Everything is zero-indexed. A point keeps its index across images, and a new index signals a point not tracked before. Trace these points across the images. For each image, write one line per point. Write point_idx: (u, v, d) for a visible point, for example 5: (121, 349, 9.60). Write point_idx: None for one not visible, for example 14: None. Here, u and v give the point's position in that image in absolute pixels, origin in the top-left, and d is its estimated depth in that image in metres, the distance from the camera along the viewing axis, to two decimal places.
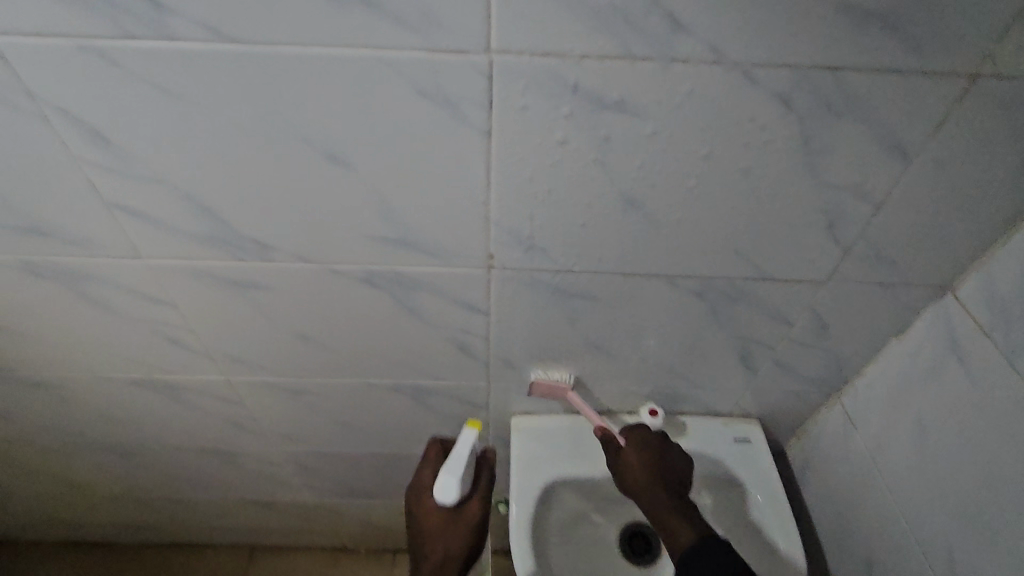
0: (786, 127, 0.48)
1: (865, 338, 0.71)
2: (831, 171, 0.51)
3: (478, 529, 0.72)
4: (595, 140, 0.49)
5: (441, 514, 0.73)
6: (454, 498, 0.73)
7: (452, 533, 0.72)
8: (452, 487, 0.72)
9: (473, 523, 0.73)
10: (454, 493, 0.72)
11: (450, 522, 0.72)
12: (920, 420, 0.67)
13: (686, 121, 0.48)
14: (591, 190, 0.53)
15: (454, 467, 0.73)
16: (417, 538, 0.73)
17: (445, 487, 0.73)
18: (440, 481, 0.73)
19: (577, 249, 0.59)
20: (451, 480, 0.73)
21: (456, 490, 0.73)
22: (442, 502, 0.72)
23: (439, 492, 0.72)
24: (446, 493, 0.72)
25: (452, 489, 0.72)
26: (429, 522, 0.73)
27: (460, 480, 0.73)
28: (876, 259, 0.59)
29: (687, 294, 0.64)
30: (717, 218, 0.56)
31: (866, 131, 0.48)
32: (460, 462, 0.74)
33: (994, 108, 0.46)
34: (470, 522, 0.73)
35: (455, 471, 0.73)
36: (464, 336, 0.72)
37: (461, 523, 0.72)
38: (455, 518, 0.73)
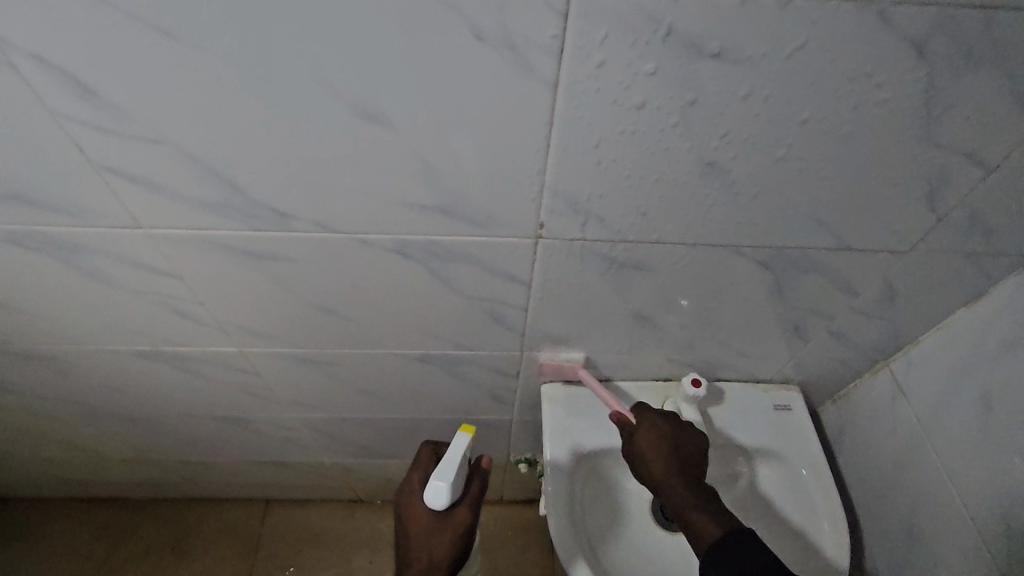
0: (908, 80, 0.41)
1: (932, 308, 0.66)
2: (948, 131, 0.44)
3: (462, 536, 0.70)
4: (682, 94, 0.42)
5: (427, 519, 0.70)
6: (446, 502, 0.69)
7: (437, 540, 0.69)
8: (443, 491, 0.69)
9: (459, 530, 0.70)
10: (444, 497, 0.69)
11: (436, 528, 0.70)
12: (987, 395, 0.64)
13: (792, 73, 0.40)
14: (667, 153, 0.46)
15: (445, 471, 0.70)
16: (402, 543, 0.71)
17: (437, 490, 0.69)
18: (432, 484, 0.69)
19: (640, 217, 0.52)
20: (442, 483, 0.69)
21: (449, 494, 0.69)
22: (433, 506, 0.69)
23: (429, 495, 0.69)
24: (436, 497, 0.69)
25: (443, 492, 0.69)
26: (414, 527, 0.71)
27: (452, 484, 0.70)
28: (968, 227, 0.53)
29: (752, 263, 0.59)
30: (803, 184, 0.49)
31: (1002, 85, 0.41)
32: (452, 467, 0.70)
33: None
34: (455, 528, 0.70)
35: (446, 476, 0.70)
36: (501, 307, 0.66)
37: (447, 529, 0.70)
38: (440, 524, 0.70)
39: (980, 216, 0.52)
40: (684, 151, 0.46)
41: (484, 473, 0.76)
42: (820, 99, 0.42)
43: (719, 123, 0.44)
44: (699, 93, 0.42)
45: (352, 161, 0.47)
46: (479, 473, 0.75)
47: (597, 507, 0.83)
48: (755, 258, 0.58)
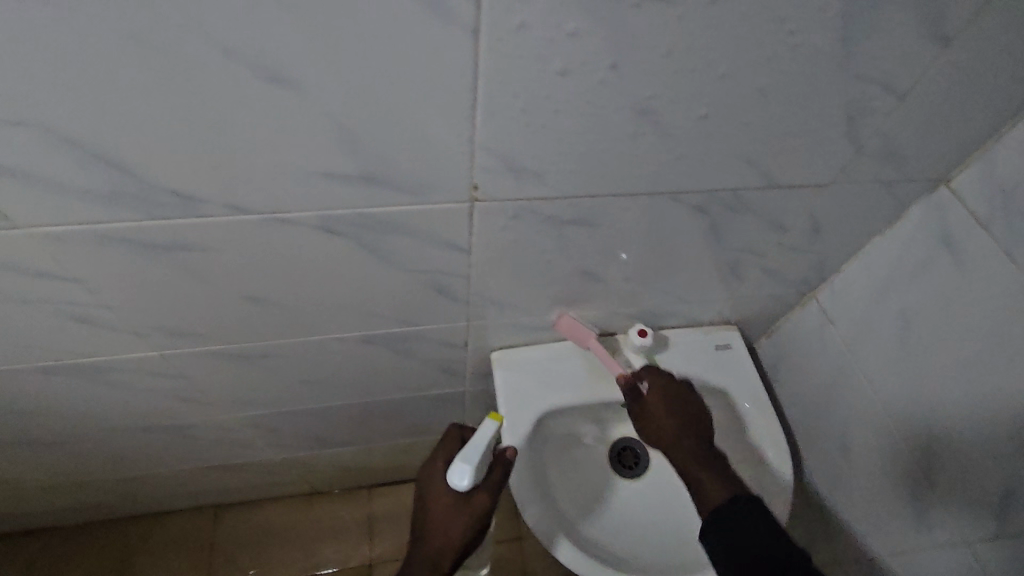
0: (827, 16, 0.40)
1: (853, 236, 0.69)
2: (866, 62, 0.45)
3: (479, 517, 0.69)
4: (607, 40, 0.39)
5: (449, 502, 0.69)
6: (468, 485, 0.67)
7: (453, 523, 0.68)
8: (465, 475, 0.67)
9: (479, 513, 0.69)
10: (467, 480, 0.67)
11: (453, 511, 0.69)
12: (904, 315, 0.68)
13: (717, 19, 0.39)
14: (596, 104, 0.44)
15: (469, 456, 0.68)
16: (422, 515, 0.71)
17: (461, 472, 0.67)
18: (456, 468, 0.68)
19: (574, 171, 0.51)
20: (464, 469, 0.67)
21: (472, 477, 0.68)
22: (455, 487, 0.67)
23: (451, 479, 0.67)
24: (459, 479, 0.67)
25: (466, 475, 0.67)
26: (433, 508, 0.70)
27: (476, 468, 0.68)
28: (881, 157, 0.56)
29: (687, 208, 0.59)
30: (732, 125, 0.49)
31: (913, 15, 0.42)
32: (477, 451, 0.68)
33: None
34: (473, 511, 0.69)
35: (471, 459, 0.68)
36: (443, 278, 0.63)
37: (465, 510, 0.69)
38: (456, 508, 0.69)
39: (895, 142, 0.54)
40: (614, 100, 0.44)
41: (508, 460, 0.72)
42: (745, 41, 0.41)
43: (648, 72, 0.42)
44: (626, 41, 0.40)
45: (260, 130, 0.42)
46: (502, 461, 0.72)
47: (555, 466, 0.84)
48: (690, 204, 0.58)
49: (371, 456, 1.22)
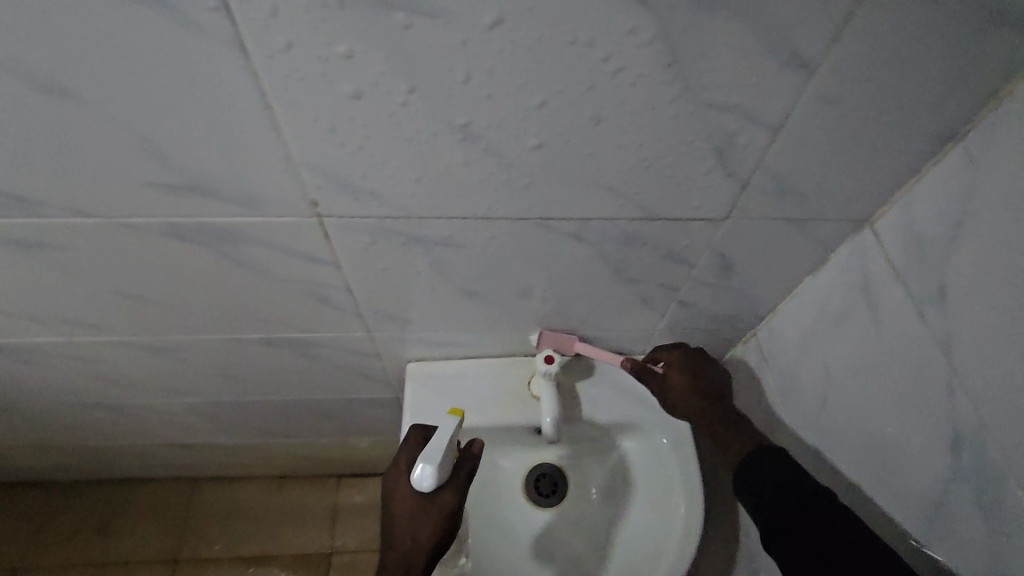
0: (643, 39, 0.36)
1: (778, 275, 0.62)
2: (713, 90, 0.39)
3: (445, 517, 0.61)
4: (393, 57, 0.36)
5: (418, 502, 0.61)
6: (432, 484, 0.59)
7: (420, 523, 0.60)
8: (428, 473, 0.59)
9: (447, 513, 0.61)
10: (430, 479, 0.58)
11: (419, 512, 0.61)
12: (827, 368, 0.61)
13: (511, 42, 0.36)
14: (410, 124, 0.41)
15: (432, 453, 0.60)
16: (388, 515, 0.63)
17: (424, 471, 0.59)
18: (417, 467, 0.59)
19: (416, 192, 0.48)
20: (427, 466, 0.59)
21: (437, 475, 0.59)
22: (418, 486, 0.59)
23: (414, 477, 0.58)
24: (422, 479, 0.58)
25: (431, 473, 0.59)
26: (399, 511, 0.62)
27: (440, 465, 0.59)
28: (777, 193, 0.49)
29: (565, 235, 0.55)
30: (578, 152, 0.44)
31: (753, 39, 0.36)
32: (438, 446, 0.60)
33: (916, 3, 0.34)
34: (442, 510, 0.61)
35: (432, 455, 0.59)
36: (323, 289, 0.62)
37: (432, 511, 0.61)
38: (423, 508, 0.61)
39: (788, 179, 0.48)
40: (429, 121, 0.41)
41: (475, 457, 0.64)
42: (552, 62, 0.37)
43: (454, 95, 0.39)
44: (417, 63, 0.37)
45: (63, 140, 0.42)
46: (468, 457, 0.64)
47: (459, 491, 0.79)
48: (566, 230, 0.54)
49: (328, 449, 1.23)
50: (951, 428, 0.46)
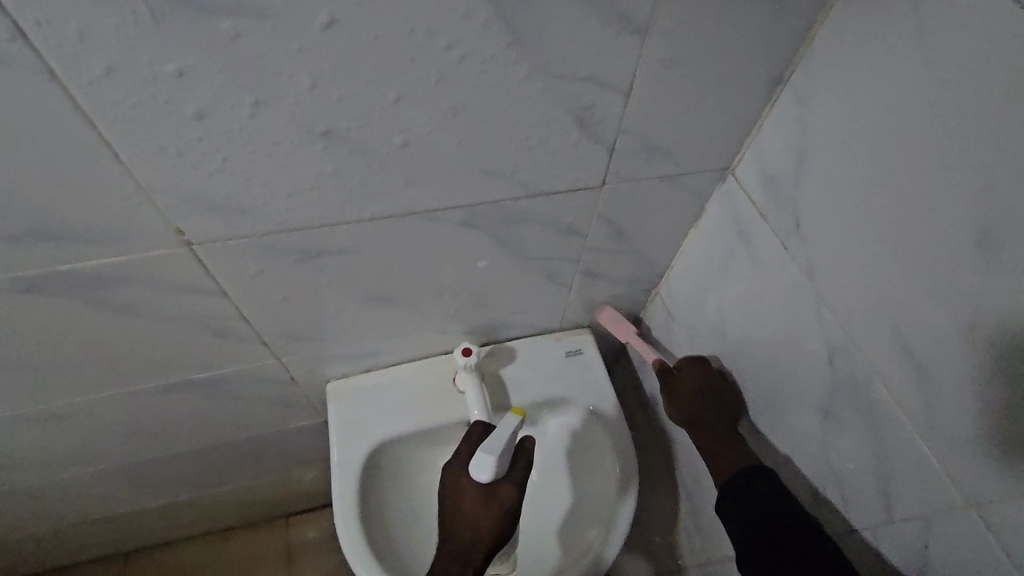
0: (476, 18, 0.36)
1: (665, 233, 0.66)
2: (556, 61, 0.41)
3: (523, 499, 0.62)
4: (225, 64, 0.35)
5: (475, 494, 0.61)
6: (491, 478, 0.60)
7: (484, 514, 0.60)
8: (488, 467, 0.59)
9: (508, 507, 0.61)
10: (489, 472, 0.60)
11: (483, 505, 0.60)
12: (722, 312, 0.65)
13: (350, 44, 0.36)
14: (264, 134, 0.40)
15: (494, 447, 0.60)
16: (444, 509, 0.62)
17: (484, 463, 0.60)
18: (478, 460, 0.60)
19: (290, 204, 0.46)
20: (489, 459, 0.60)
21: (498, 467, 0.60)
22: (478, 479, 0.60)
23: (476, 469, 0.60)
24: (481, 472, 0.60)
25: (492, 464, 0.60)
26: (460, 501, 0.61)
27: (500, 458, 0.60)
28: (643, 153, 0.52)
29: (455, 224, 0.55)
30: (444, 139, 0.44)
31: (581, 7, 0.37)
32: (503, 440, 0.61)
33: None
34: (504, 504, 0.61)
35: (494, 451, 0.60)
36: (216, 320, 0.59)
37: (490, 506, 0.60)
38: (486, 500, 0.61)
39: (650, 141, 0.51)
40: (283, 127, 0.40)
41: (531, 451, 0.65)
42: (394, 52, 0.37)
43: (305, 102, 0.38)
44: (253, 69, 0.36)
45: None
46: (525, 450, 0.64)
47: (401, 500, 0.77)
48: (454, 220, 0.54)
49: (267, 489, 1.17)
50: (825, 345, 0.51)
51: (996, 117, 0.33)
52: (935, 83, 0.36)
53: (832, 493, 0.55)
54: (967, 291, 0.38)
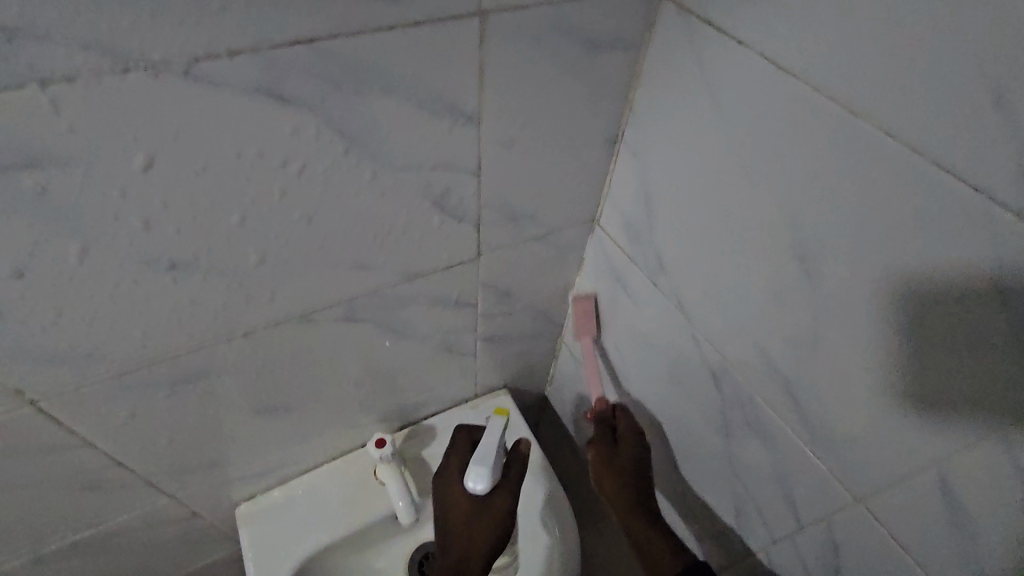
0: (303, 127, 0.37)
1: (552, 286, 0.68)
2: (397, 155, 0.42)
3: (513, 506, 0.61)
4: (33, 214, 0.32)
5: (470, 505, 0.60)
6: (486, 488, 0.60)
7: (476, 526, 0.59)
8: (483, 478, 0.60)
9: (503, 516, 0.60)
10: (483, 481, 0.60)
11: (477, 519, 0.60)
12: (620, 352, 0.68)
13: (178, 175, 0.35)
14: (97, 275, 0.37)
15: (483, 456, 0.61)
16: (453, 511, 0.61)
17: (476, 475, 0.60)
18: (471, 474, 0.61)
19: (145, 337, 0.43)
20: (482, 469, 0.60)
21: (490, 477, 0.61)
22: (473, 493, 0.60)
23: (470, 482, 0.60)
24: (478, 482, 0.60)
25: (484, 474, 0.60)
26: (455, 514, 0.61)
27: (491, 469, 0.61)
28: (508, 220, 0.54)
29: (336, 320, 0.54)
30: (301, 243, 0.44)
31: (408, 104, 0.39)
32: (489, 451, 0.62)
33: (525, 44, 0.40)
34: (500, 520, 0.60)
35: (485, 461, 0.61)
36: (84, 474, 0.53)
37: (486, 515, 0.60)
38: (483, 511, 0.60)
39: (512, 209, 0.53)
40: (117, 264, 0.37)
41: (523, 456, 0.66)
42: (224, 173, 0.36)
43: (137, 235, 0.37)
44: (69, 214, 0.33)
45: None
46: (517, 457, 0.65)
47: None
48: (335, 317, 0.53)
49: None
50: (709, 368, 0.54)
51: (788, 150, 0.38)
52: (734, 133, 0.41)
53: (750, 509, 0.57)
54: (804, 308, 0.42)
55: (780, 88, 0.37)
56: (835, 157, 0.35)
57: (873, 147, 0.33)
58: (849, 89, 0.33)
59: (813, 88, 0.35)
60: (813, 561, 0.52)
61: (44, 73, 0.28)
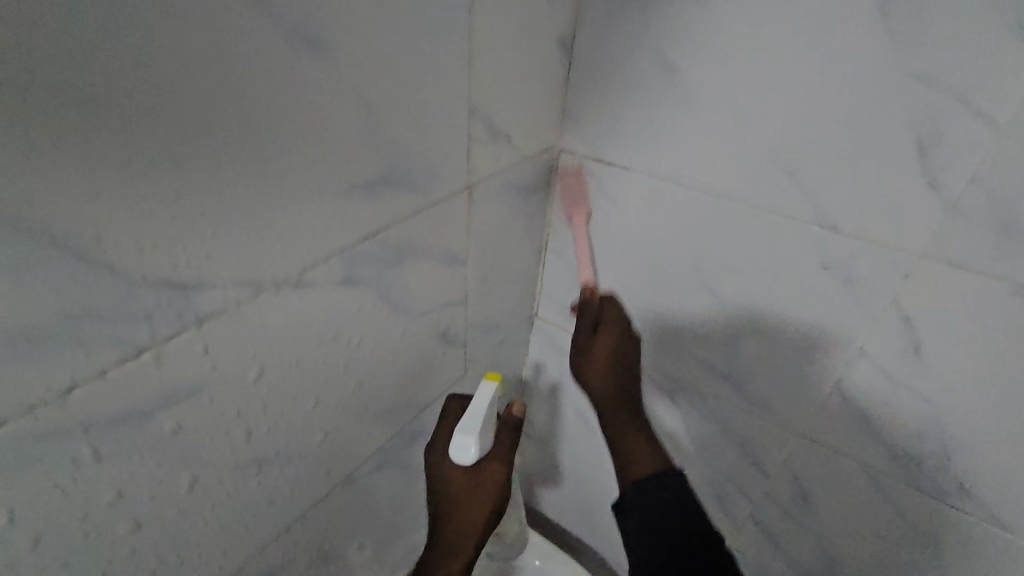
0: (364, 299, 0.44)
1: (510, 379, 0.78)
2: (419, 302, 0.50)
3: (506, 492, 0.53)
4: (162, 449, 0.33)
5: (462, 478, 0.52)
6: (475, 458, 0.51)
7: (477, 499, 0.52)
8: (470, 449, 0.51)
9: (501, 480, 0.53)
10: (474, 454, 0.51)
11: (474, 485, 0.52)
12: (581, 415, 0.80)
13: (277, 372, 0.39)
14: (199, 496, 0.37)
15: (470, 423, 0.51)
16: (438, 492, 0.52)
17: (465, 444, 0.51)
18: (456, 441, 0.51)
19: (225, 553, 0.42)
20: (471, 440, 0.51)
21: (481, 443, 0.52)
22: (459, 461, 0.51)
23: (456, 453, 0.51)
24: (465, 455, 0.51)
25: (474, 444, 0.51)
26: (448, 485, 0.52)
27: (482, 434, 0.52)
28: (483, 331, 0.65)
29: (369, 473, 0.56)
30: (351, 402, 0.48)
31: (428, 260, 0.49)
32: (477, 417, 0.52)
33: (494, 198, 0.54)
34: (496, 486, 0.52)
35: (473, 428, 0.51)
36: None
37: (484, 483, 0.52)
38: (474, 477, 0.52)
39: (485, 321, 0.64)
40: (217, 477, 0.38)
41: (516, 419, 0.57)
42: (308, 356, 0.41)
43: (237, 440, 0.38)
44: (191, 438, 0.35)
45: None
46: (508, 422, 0.57)
47: None
48: (369, 469, 0.56)
49: None
50: (663, 392, 0.69)
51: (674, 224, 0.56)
52: (632, 221, 0.59)
53: (730, 491, 0.71)
54: (718, 321, 0.59)
55: (656, 188, 0.56)
56: (705, 219, 0.54)
57: (725, 208, 0.53)
58: (700, 182, 0.53)
59: (678, 184, 0.54)
60: (783, 509, 0.68)
61: (201, 315, 0.32)
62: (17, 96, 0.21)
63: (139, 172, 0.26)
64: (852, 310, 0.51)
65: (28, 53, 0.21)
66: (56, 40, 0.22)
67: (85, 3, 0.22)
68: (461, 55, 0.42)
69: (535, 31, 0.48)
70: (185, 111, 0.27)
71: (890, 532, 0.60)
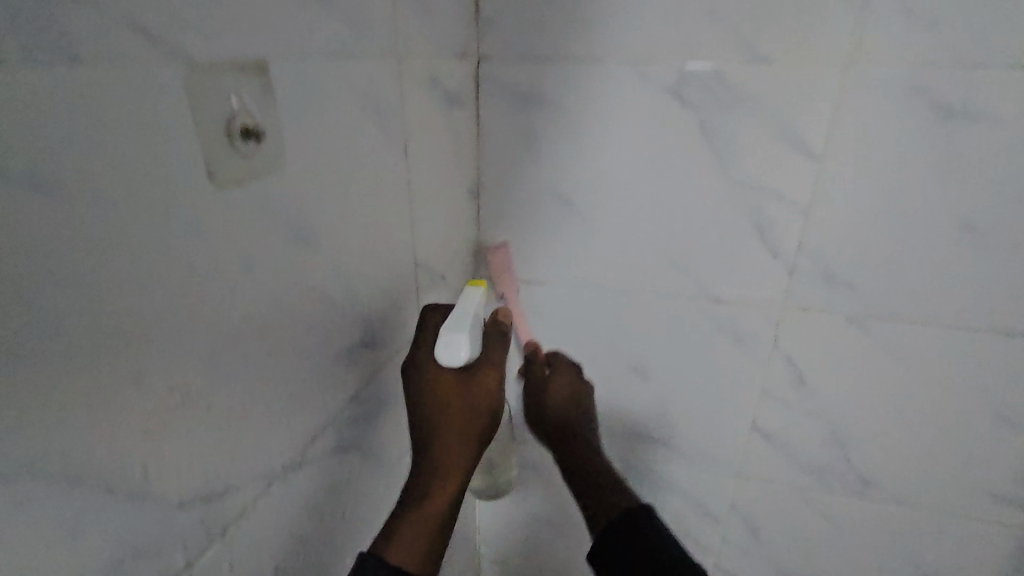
0: (350, 463, 0.44)
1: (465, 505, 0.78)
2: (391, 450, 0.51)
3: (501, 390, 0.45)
4: None
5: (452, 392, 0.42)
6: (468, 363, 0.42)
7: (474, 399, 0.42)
8: (464, 347, 0.42)
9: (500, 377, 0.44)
10: (468, 355, 0.42)
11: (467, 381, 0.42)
12: (541, 520, 0.82)
13: (284, 566, 0.37)
14: None
15: (459, 320, 0.43)
16: (426, 420, 0.42)
17: (455, 343, 0.42)
18: (444, 339, 0.42)
19: None
20: (461, 338, 0.42)
21: (472, 345, 0.43)
22: (450, 361, 0.41)
23: (445, 352, 0.41)
24: (458, 356, 0.41)
25: (467, 343, 0.42)
26: (428, 384, 0.42)
27: (474, 335, 0.43)
28: None
29: None
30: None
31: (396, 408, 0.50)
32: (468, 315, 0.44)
33: None
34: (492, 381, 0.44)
35: (462, 326, 0.43)
36: None
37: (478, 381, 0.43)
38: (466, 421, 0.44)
39: None
40: None
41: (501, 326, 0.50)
42: (309, 539, 0.39)
43: None
44: None
45: None
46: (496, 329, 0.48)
47: None
48: None
49: None
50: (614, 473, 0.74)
51: (594, 323, 0.65)
52: (556, 328, 0.66)
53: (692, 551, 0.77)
54: (647, 397, 0.68)
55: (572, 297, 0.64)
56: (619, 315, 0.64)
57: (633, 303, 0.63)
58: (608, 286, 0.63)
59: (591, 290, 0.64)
60: (739, 550, 0.74)
61: (224, 524, 0.31)
62: (86, 348, 0.22)
63: (177, 390, 0.26)
64: (749, 361, 0.63)
65: (94, 311, 0.22)
66: (117, 292, 0.23)
67: (145, 248, 0.24)
68: (406, 221, 0.47)
69: (451, 187, 0.56)
70: (213, 323, 0.28)
71: (828, 540, 0.70)
